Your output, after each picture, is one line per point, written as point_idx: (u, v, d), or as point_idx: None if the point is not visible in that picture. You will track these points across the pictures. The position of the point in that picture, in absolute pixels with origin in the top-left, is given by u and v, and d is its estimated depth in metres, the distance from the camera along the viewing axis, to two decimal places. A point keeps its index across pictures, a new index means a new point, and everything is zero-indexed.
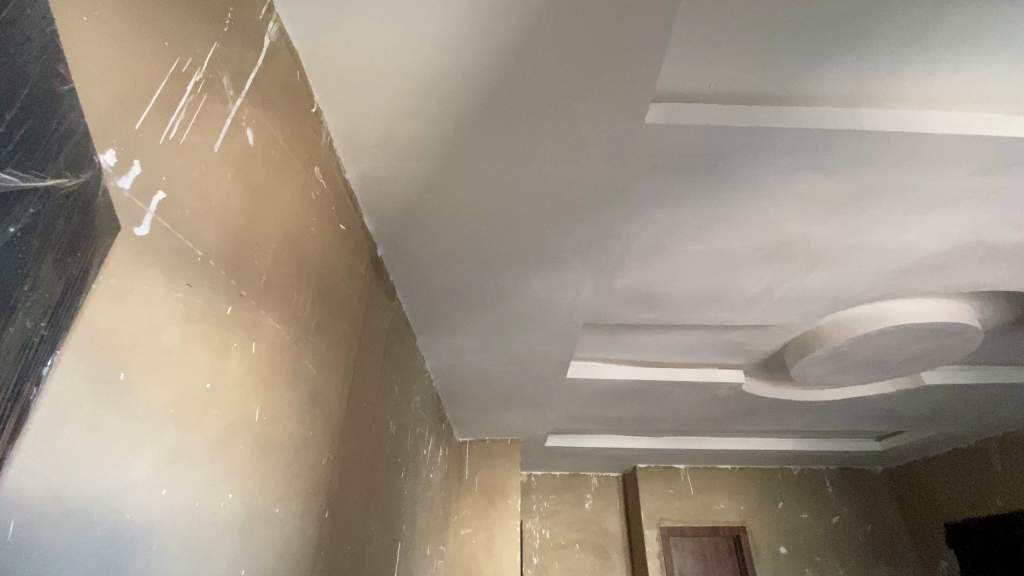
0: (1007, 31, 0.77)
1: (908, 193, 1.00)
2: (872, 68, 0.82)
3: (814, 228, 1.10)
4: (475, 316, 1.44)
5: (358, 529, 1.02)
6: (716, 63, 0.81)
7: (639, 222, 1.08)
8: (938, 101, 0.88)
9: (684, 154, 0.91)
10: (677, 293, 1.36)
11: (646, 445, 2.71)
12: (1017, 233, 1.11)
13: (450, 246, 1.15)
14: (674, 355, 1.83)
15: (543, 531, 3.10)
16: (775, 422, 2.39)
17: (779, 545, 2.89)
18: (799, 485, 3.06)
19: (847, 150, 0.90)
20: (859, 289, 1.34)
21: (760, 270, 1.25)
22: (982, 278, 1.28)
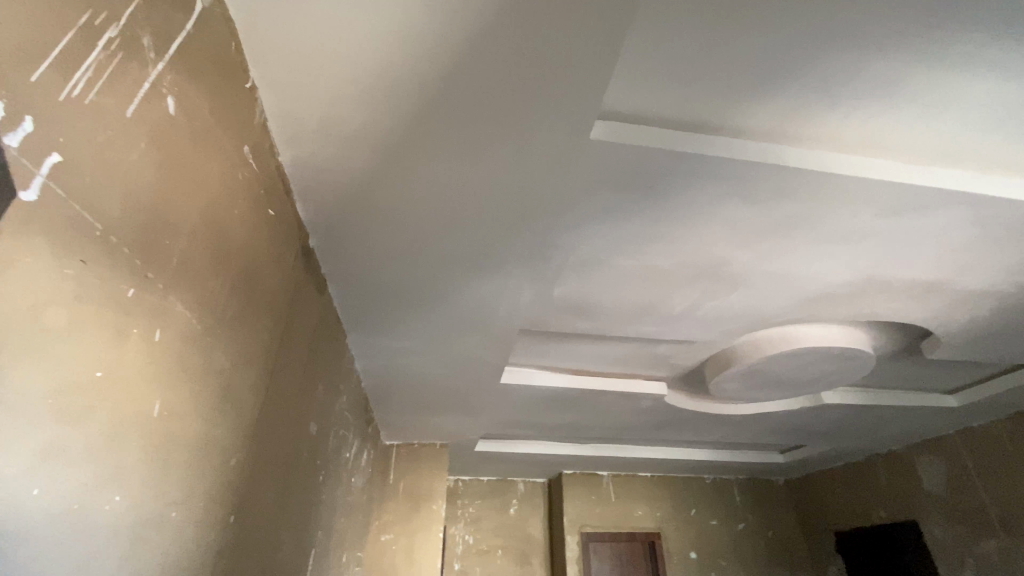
0: (912, 92, 0.86)
1: (826, 228, 1.08)
2: (800, 109, 0.89)
3: (737, 252, 1.17)
4: (410, 317, 1.40)
5: (267, 537, 0.95)
6: (661, 89, 0.85)
7: (583, 234, 1.09)
8: (852, 146, 0.96)
9: (627, 172, 0.93)
10: (611, 306, 1.39)
11: (572, 452, 2.76)
12: (907, 271, 1.24)
13: (389, 243, 1.10)
14: (605, 365, 1.87)
15: (466, 537, 3.07)
16: (693, 433, 2.52)
17: (689, 550, 3.04)
18: (710, 493, 3.24)
19: (777, 183, 0.96)
20: (774, 312, 1.45)
21: (687, 288, 1.31)
22: (877, 310, 1.42)
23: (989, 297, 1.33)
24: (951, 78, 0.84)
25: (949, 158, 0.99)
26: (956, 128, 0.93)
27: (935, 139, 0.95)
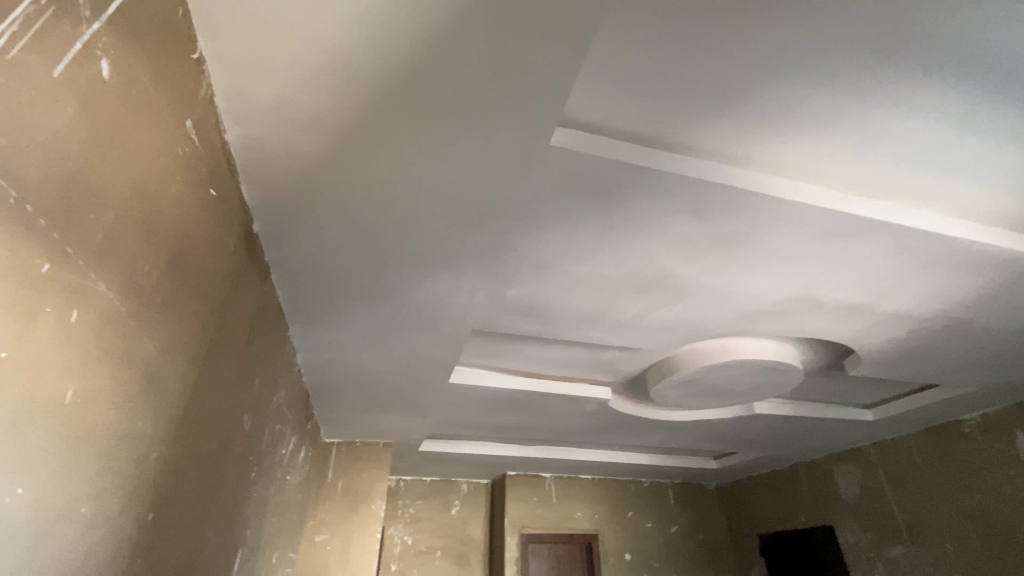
0: (849, 126, 0.92)
1: (768, 247, 1.14)
2: (748, 133, 0.93)
3: (684, 265, 1.21)
4: (359, 311, 1.35)
5: (189, 538, 0.89)
6: (620, 101, 0.87)
7: (539, 238, 1.10)
8: (793, 171, 1.02)
9: (585, 181, 0.95)
10: (563, 310, 1.41)
11: (516, 454, 2.77)
12: (835, 293, 1.33)
13: (339, 234, 1.06)
14: (553, 369, 1.89)
15: (405, 538, 3.02)
16: (633, 437, 2.59)
17: (624, 552, 3.13)
18: (647, 496, 3.35)
19: (725, 202, 1.00)
20: (716, 324, 1.51)
21: (636, 297, 1.35)
22: (808, 327, 1.51)
23: (906, 320, 1.45)
24: (883, 117, 0.91)
25: (879, 190, 1.07)
26: (885, 162, 1.00)
27: (865, 171, 1.02)
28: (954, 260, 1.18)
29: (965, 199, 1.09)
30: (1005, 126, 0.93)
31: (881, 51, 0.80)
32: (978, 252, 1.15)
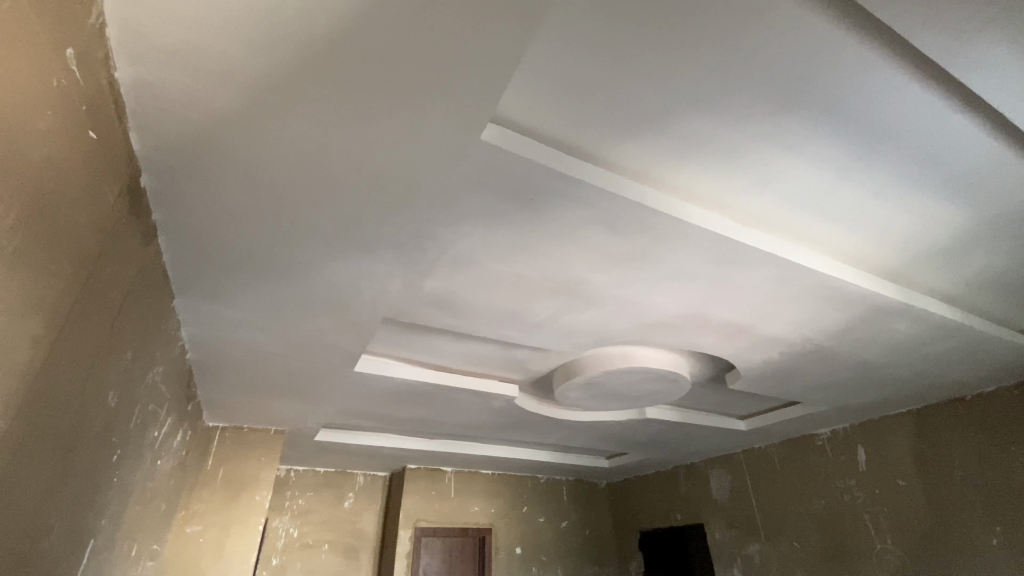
0: (750, 162, 1.02)
1: (674, 265, 1.22)
2: (665, 156, 1.00)
3: (595, 274, 1.26)
4: (259, 288, 1.26)
5: (26, 530, 0.76)
6: (550, 107, 0.89)
7: (460, 231, 1.09)
8: (699, 197, 1.10)
9: (511, 180, 0.95)
10: (478, 307, 1.41)
11: (417, 447, 2.73)
12: (725, 313, 1.46)
13: (242, 201, 0.98)
14: (463, 363, 1.89)
15: (290, 530, 2.86)
16: (535, 435, 2.66)
17: (515, 546, 3.21)
18: (543, 493, 3.47)
19: (640, 219, 1.06)
20: (620, 332, 1.60)
21: (550, 300, 1.38)
22: (700, 341, 1.64)
23: (780, 343, 1.63)
24: (781, 158, 1.01)
25: (770, 223, 1.19)
26: (778, 200, 1.12)
27: (759, 205, 1.13)
28: (822, 293, 1.35)
29: (835, 240, 1.24)
30: (873, 182, 1.07)
31: (785, 99, 0.88)
32: (843, 289, 1.32)
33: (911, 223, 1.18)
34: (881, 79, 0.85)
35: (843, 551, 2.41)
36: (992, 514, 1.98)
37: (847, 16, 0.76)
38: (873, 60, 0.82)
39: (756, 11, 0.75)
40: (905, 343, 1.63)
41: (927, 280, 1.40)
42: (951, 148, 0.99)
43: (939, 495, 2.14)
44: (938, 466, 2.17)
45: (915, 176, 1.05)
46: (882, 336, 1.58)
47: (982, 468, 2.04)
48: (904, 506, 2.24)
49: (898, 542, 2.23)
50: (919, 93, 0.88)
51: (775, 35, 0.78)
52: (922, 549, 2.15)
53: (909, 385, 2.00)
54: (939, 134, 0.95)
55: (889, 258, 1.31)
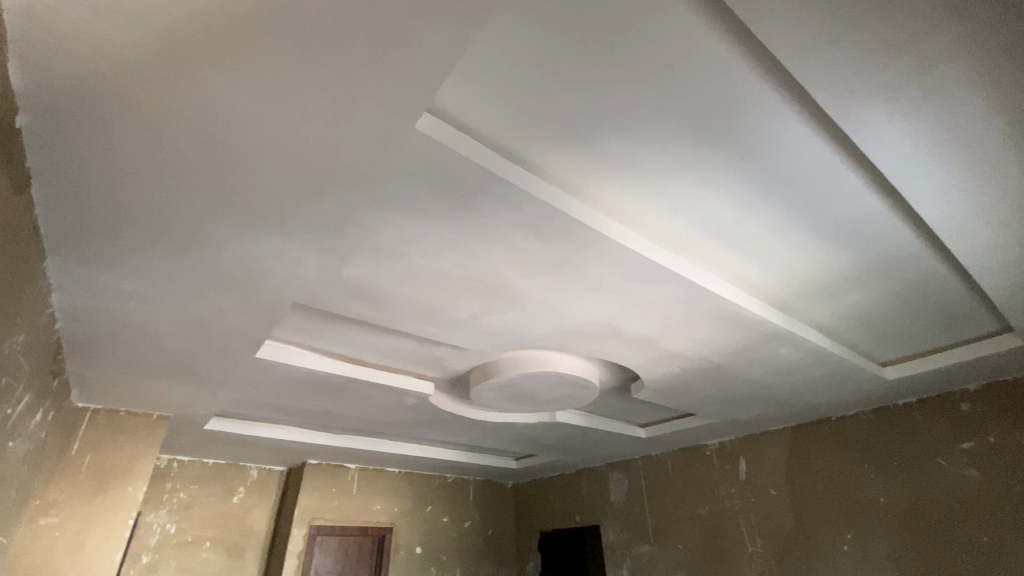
0: (670, 187, 1.09)
1: (594, 276, 1.27)
2: (593, 170, 1.03)
3: (519, 278, 1.28)
4: (153, 258, 1.14)
5: None
6: (487, 106, 0.89)
7: (386, 220, 1.05)
8: (621, 214, 1.16)
9: (443, 175, 0.94)
10: (397, 300, 1.37)
11: (321, 441, 2.60)
12: (635, 326, 1.54)
13: (142, 160, 0.88)
14: (378, 357, 1.83)
15: (166, 526, 2.60)
16: (446, 434, 2.64)
17: (416, 545, 3.16)
18: (448, 493, 3.45)
19: (565, 229, 1.09)
20: (538, 337, 1.63)
21: (471, 299, 1.38)
22: (611, 351, 1.72)
23: (682, 358, 1.74)
24: (697, 188, 1.09)
25: (681, 247, 1.27)
26: (690, 225, 1.20)
27: (674, 229, 1.21)
28: (721, 316, 1.46)
29: (736, 268, 1.36)
30: (772, 220, 1.18)
31: (705, 132, 0.95)
32: (738, 314, 1.45)
33: (801, 260, 1.32)
34: (789, 129, 0.95)
35: (719, 553, 2.63)
36: (844, 523, 2.26)
37: (765, 67, 0.84)
38: (783, 111, 0.91)
39: (688, 48, 0.80)
40: (787, 366, 1.81)
41: (810, 312, 1.58)
42: (839, 199, 1.12)
43: (804, 505, 2.40)
44: (804, 478, 2.44)
45: (807, 219, 1.18)
46: (769, 358, 1.74)
47: (840, 481, 2.32)
48: (774, 514, 2.49)
49: (767, 545, 2.47)
50: (819, 145, 0.98)
51: (703, 73, 0.84)
52: (785, 552, 2.40)
53: (788, 405, 2.22)
54: (830, 185, 1.08)
55: (780, 289, 1.46)
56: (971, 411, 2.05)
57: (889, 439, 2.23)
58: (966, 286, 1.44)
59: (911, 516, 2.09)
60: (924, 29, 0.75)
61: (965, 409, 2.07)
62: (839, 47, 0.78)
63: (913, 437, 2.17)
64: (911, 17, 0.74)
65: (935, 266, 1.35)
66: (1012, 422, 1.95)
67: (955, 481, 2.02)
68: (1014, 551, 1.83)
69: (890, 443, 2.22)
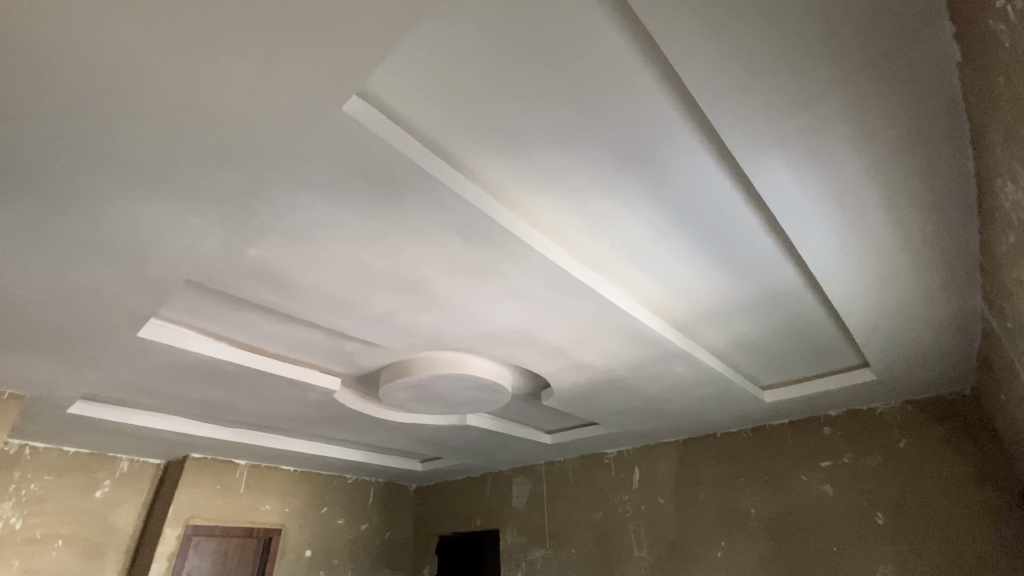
0: (591, 205, 1.13)
1: (514, 282, 1.28)
2: (520, 178, 1.05)
3: (438, 278, 1.27)
4: (17, 212, 0.99)
5: None
6: (420, 97, 0.88)
7: (301, 201, 0.99)
8: (544, 225, 1.18)
9: (367, 162, 0.91)
10: (308, 288, 1.30)
11: (208, 433, 2.40)
12: (549, 335, 1.58)
13: (13, 99, 0.77)
14: (281, 347, 1.73)
15: (9, 520, 2.25)
16: (350, 432, 2.54)
17: (305, 548, 2.99)
18: (346, 494, 3.31)
19: (488, 233, 1.09)
20: (453, 338, 1.62)
21: (388, 295, 1.34)
22: (524, 358, 1.75)
23: (590, 370, 1.81)
24: (614, 209, 1.14)
25: (597, 263, 1.33)
26: (607, 244, 1.25)
27: (591, 245, 1.26)
28: (628, 331, 1.54)
29: (645, 288, 1.44)
30: (680, 247, 1.27)
31: (626, 157, 1.01)
32: (643, 331, 1.53)
33: (701, 287, 1.43)
34: (700, 165, 1.03)
35: (608, 558, 2.75)
36: (720, 530, 2.46)
37: (687, 106, 0.91)
38: (697, 148, 0.99)
39: (620, 75, 0.85)
40: (683, 384, 1.95)
41: (706, 335, 1.71)
42: (738, 235, 1.22)
43: (687, 513, 2.58)
44: (689, 489, 2.62)
45: (709, 250, 1.28)
46: (668, 375, 1.86)
47: (720, 493, 2.53)
48: (660, 522, 2.65)
49: (652, 550, 2.62)
50: (724, 184, 1.08)
51: (632, 103, 0.89)
52: (666, 557, 2.57)
53: (681, 419, 2.39)
54: (731, 221, 1.18)
55: (681, 312, 1.56)
56: (830, 433, 2.33)
57: (763, 456, 2.46)
58: (834, 324, 1.64)
59: (775, 525, 2.33)
60: (819, 92, 0.85)
61: (826, 432, 2.34)
62: (750, 96, 0.85)
63: (784, 455, 2.41)
64: (811, 79, 0.83)
65: (812, 303, 1.52)
66: (862, 445, 2.24)
67: (814, 496, 2.28)
68: (856, 558, 2.12)
69: (764, 460, 2.46)
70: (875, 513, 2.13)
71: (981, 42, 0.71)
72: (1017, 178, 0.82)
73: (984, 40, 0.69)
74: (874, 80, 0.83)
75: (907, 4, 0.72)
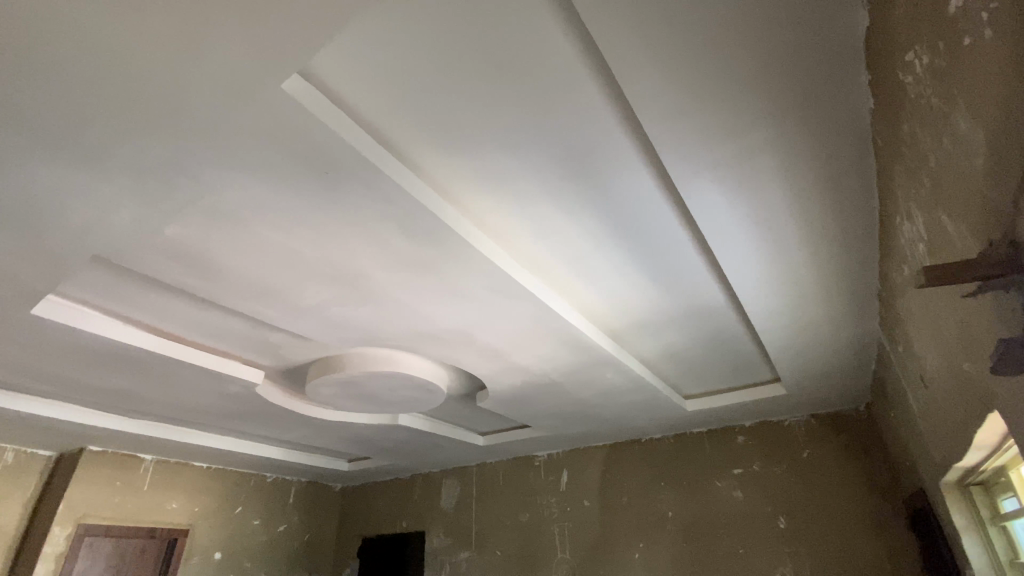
0: (533, 209, 1.14)
1: (452, 281, 1.27)
2: (466, 177, 1.04)
3: (373, 271, 1.23)
4: None
5: None
6: (366, 84, 0.85)
7: (230, 181, 0.94)
8: (486, 226, 1.18)
9: (306, 145, 0.87)
10: (233, 274, 1.22)
11: (111, 425, 2.20)
12: (486, 336, 1.58)
13: None
14: (200, 334, 1.61)
15: None
16: (272, 428, 2.41)
17: (215, 550, 2.81)
18: (264, 492, 3.15)
19: (430, 230, 1.08)
20: (388, 335, 1.58)
21: (319, 286, 1.29)
22: (460, 358, 1.74)
23: (524, 373, 1.83)
24: (556, 215, 1.16)
25: (537, 267, 1.34)
26: (547, 248, 1.27)
27: (531, 248, 1.27)
28: (563, 337, 1.57)
29: (581, 295, 1.47)
30: (616, 257, 1.30)
31: (569, 166, 1.02)
32: (578, 337, 1.57)
33: (634, 298, 1.48)
34: (639, 180, 1.06)
35: (532, 559, 2.79)
36: (639, 532, 2.56)
37: (630, 122, 0.94)
38: (637, 163, 1.02)
39: (569, 85, 0.86)
40: (613, 390, 2.01)
41: (636, 344, 1.77)
42: (669, 250, 1.28)
43: (610, 516, 2.66)
44: (613, 492, 2.70)
45: (643, 263, 1.33)
46: (600, 381, 1.91)
47: (641, 496, 2.62)
48: (583, 524, 2.72)
49: (574, 552, 2.68)
50: (659, 201, 1.12)
51: (579, 113, 0.91)
52: (587, 558, 2.64)
53: (611, 425, 2.46)
54: (665, 236, 1.23)
55: (615, 320, 1.61)
56: (744, 442, 2.48)
57: (683, 462, 2.58)
58: (752, 340, 1.75)
59: (689, 528, 2.45)
60: (750, 123, 0.91)
61: (740, 441, 2.49)
62: (689, 118, 0.89)
63: (702, 462, 2.54)
64: (744, 108, 0.88)
65: (734, 319, 1.61)
66: (771, 454, 2.40)
67: (726, 500, 2.42)
68: (759, 559, 2.27)
69: (684, 465, 2.58)
70: (779, 518, 2.29)
71: (890, 91, 0.78)
72: (912, 216, 0.91)
73: (893, 90, 0.76)
74: (799, 115, 0.89)
75: (830, 50, 0.79)
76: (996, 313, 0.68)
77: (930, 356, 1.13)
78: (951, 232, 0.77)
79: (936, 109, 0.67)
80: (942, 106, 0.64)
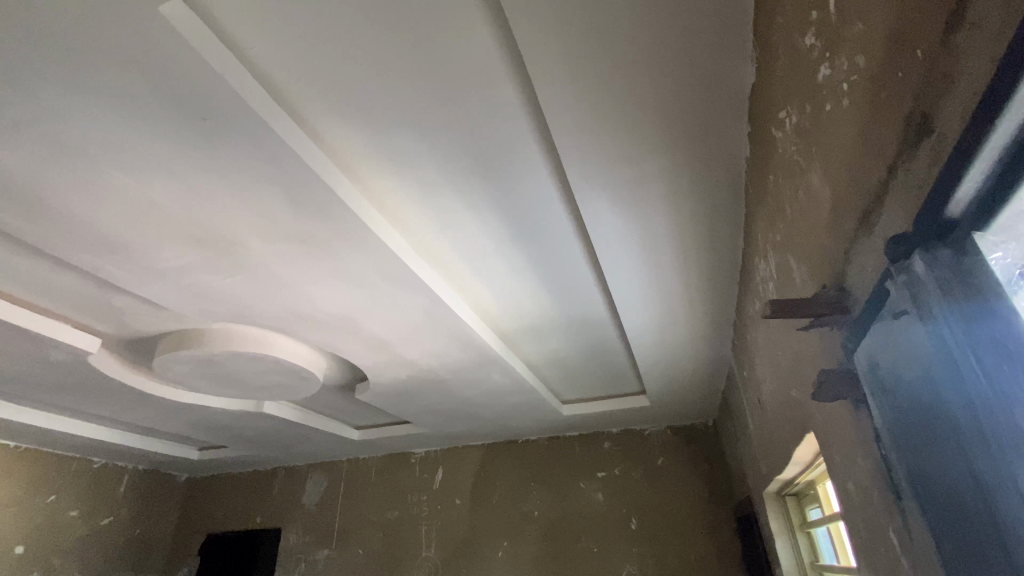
0: (435, 198, 1.11)
1: (339, 262, 1.19)
2: (367, 153, 0.98)
3: (250, 239, 1.11)
4: None
5: None
6: (266, 30, 0.76)
7: (79, 108, 0.79)
8: (384, 207, 1.12)
9: (185, 85, 0.76)
10: (69, 219, 1.03)
11: None
12: (371, 325, 1.50)
13: None
14: (19, 287, 1.34)
15: None
16: (107, 406, 2.09)
17: (17, 544, 2.34)
18: (88, 480, 2.72)
19: (321, 203, 1.00)
20: (260, 313, 1.44)
21: (181, 248, 1.13)
22: (339, 346, 1.64)
23: (407, 366, 1.78)
24: (457, 208, 1.14)
25: (433, 258, 1.31)
26: (445, 240, 1.24)
27: (426, 238, 1.23)
28: (451, 333, 1.55)
29: (474, 292, 1.47)
30: (513, 259, 1.32)
31: (477, 159, 1.01)
32: (467, 334, 1.56)
33: (524, 300, 1.51)
34: (542, 185, 1.08)
35: (394, 557, 2.71)
36: (505, 531, 2.61)
37: (541, 128, 0.95)
38: (542, 169, 1.04)
39: (488, 79, 0.85)
40: (495, 391, 2.03)
41: (522, 346, 1.81)
42: (562, 258, 1.32)
43: (478, 515, 2.69)
44: (485, 491, 2.73)
45: (537, 268, 1.36)
46: (484, 381, 1.92)
47: (511, 496, 2.68)
48: (450, 522, 2.71)
49: (438, 550, 2.66)
50: (558, 210, 1.16)
51: (494, 109, 0.90)
52: (450, 556, 2.63)
53: (490, 425, 2.49)
54: (559, 244, 1.27)
55: (504, 321, 1.63)
56: (609, 448, 2.65)
57: (553, 464, 2.69)
58: (626, 353, 1.88)
59: (552, 527, 2.55)
60: (648, 150, 0.97)
61: (605, 447, 2.66)
62: (596, 135, 0.93)
63: (571, 465, 2.67)
64: (646, 135, 0.93)
65: (613, 332, 1.71)
66: (632, 461, 2.59)
67: (588, 502, 2.57)
68: (610, 557, 2.43)
69: (553, 468, 2.68)
70: (631, 519, 2.48)
71: (763, 144, 0.88)
72: (767, 258, 1.03)
73: (767, 142, 0.86)
74: (690, 151, 0.97)
75: (723, 96, 0.86)
76: (820, 348, 0.79)
77: (768, 381, 1.29)
78: (795, 274, 0.89)
79: (796, 165, 0.76)
80: (802, 162, 0.73)
